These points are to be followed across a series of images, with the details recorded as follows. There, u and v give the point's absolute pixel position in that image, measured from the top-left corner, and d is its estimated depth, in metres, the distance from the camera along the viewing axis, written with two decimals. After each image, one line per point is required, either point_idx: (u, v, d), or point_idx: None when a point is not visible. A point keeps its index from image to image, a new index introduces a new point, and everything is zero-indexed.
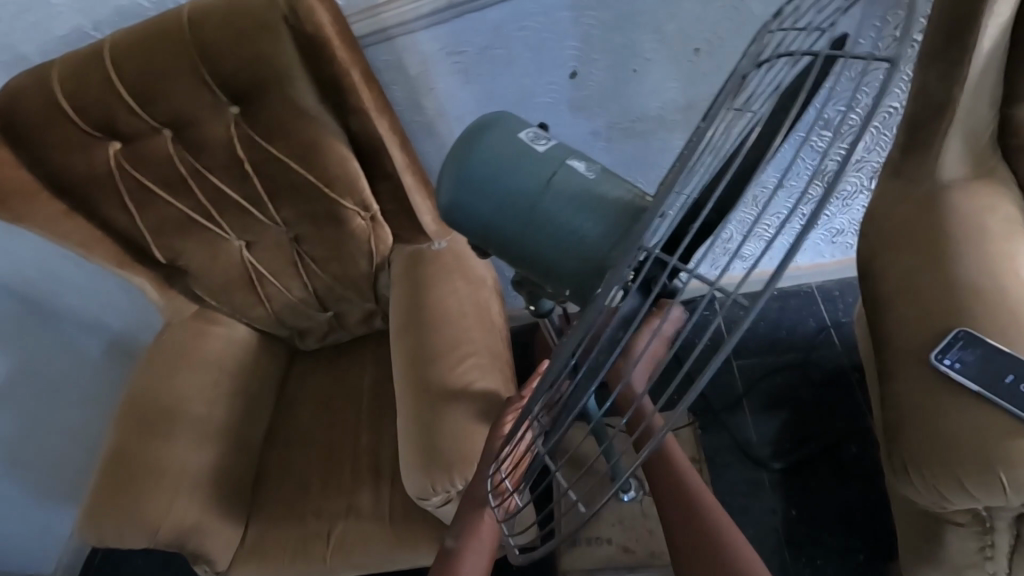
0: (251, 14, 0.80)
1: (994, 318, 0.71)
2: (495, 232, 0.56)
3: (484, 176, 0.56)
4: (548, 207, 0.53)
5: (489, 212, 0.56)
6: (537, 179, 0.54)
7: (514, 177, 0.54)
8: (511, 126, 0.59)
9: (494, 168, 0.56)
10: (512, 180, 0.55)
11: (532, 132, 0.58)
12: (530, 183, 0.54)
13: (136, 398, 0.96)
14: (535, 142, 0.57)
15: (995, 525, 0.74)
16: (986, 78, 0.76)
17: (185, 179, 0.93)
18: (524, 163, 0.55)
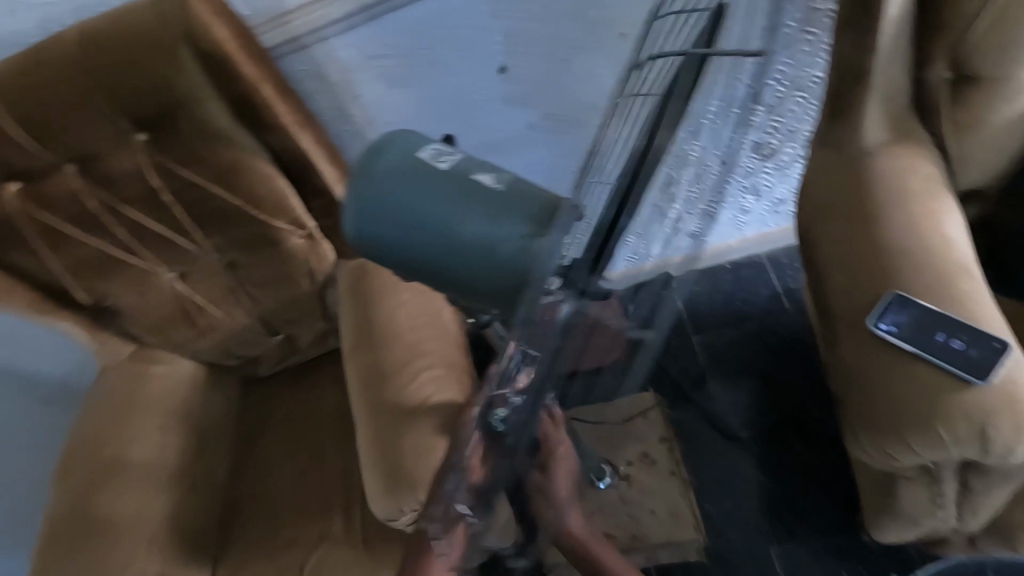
0: (140, 32, 0.76)
1: (928, 279, 0.69)
2: (412, 268, 0.50)
3: (385, 206, 0.48)
4: (463, 231, 0.45)
5: (402, 245, 0.48)
6: (444, 201, 0.46)
7: (416, 198, 0.47)
8: (408, 143, 0.50)
9: (396, 196, 0.48)
10: (415, 202, 0.47)
11: (432, 149, 0.49)
12: (434, 205, 0.46)
13: (86, 454, 1.00)
14: (438, 160, 0.48)
15: (942, 476, 0.72)
16: (898, 45, 0.74)
17: (98, 215, 0.90)
18: (428, 185, 0.47)
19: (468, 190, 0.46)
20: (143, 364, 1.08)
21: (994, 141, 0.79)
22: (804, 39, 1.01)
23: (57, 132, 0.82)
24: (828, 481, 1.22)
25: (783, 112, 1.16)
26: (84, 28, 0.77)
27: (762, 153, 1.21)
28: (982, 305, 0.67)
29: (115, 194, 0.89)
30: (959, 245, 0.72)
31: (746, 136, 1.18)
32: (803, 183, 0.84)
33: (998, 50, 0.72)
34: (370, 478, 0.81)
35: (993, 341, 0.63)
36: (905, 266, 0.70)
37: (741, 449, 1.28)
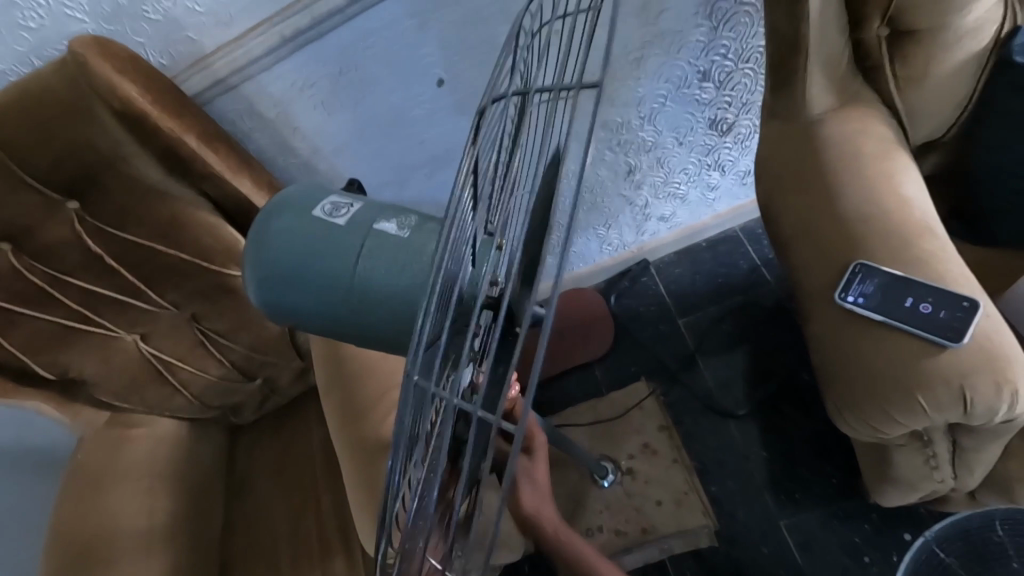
0: (55, 98, 0.74)
1: (888, 241, 0.68)
2: (325, 324, 0.51)
3: (287, 267, 0.49)
4: (366, 283, 0.47)
5: (309, 302, 0.49)
6: (343, 254, 0.47)
7: (321, 258, 0.48)
8: (308, 199, 0.52)
9: (296, 256, 0.49)
10: (321, 261, 0.48)
11: (330, 202, 0.50)
12: (341, 261, 0.47)
13: (65, 533, 0.94)
14: (336, 213, 0.50)
15: (932, 438, 0.70)
16: (830, 6, 0.72)
17: (44, 289, 0.87)
18: (326, 240, 0.48)
19: (375, 241, 0.47)
20: (121, 429, 1.03)
21: (945, 90, 0.77)
22: (741, 11, 0.99)
23: None
24: (827, 447, 1.21)
25: (733, 86, 1.12)
26: None
27: (718, 129, 1.20)
28: (948, 261, 0.66)
29: (58, 266, 0.86)
30: (917, 203, 0.71)
31: (700, 115, 1.15)
32: (757, 159, 0.83)
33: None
34: (360, 514, 0.79)
35: (964, 300, 0.61)
36: (865, 230, 0.69)
37: (740, 428, 1.27)
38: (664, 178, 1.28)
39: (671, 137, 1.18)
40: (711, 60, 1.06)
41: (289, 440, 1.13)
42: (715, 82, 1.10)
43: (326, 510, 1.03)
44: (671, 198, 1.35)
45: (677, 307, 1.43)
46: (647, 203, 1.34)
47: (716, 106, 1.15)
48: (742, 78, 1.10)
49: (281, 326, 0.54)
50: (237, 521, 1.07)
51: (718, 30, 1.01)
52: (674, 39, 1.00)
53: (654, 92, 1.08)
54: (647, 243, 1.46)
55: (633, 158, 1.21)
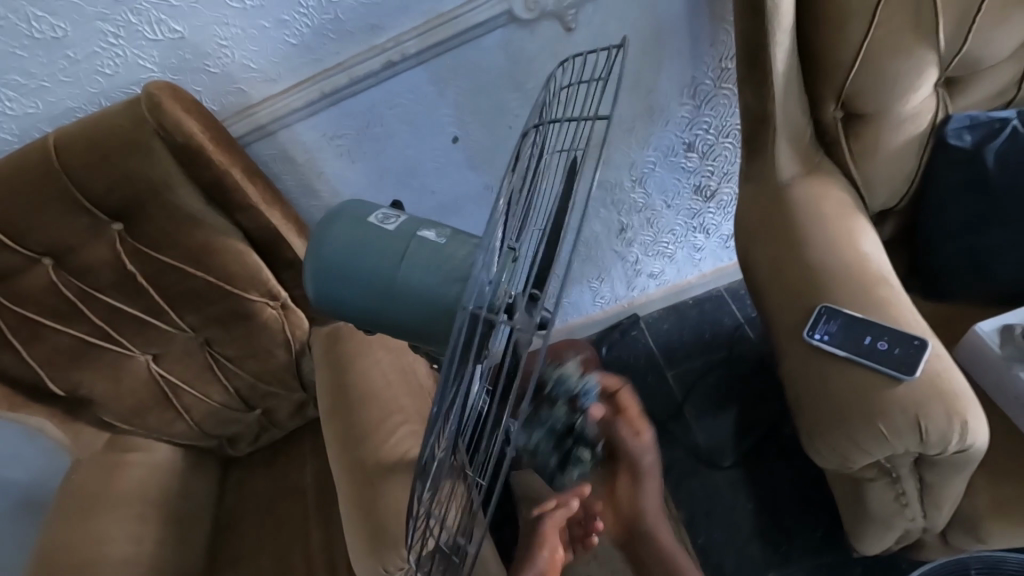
0: (116, 131, 0.83)
1: (850, 288, 0.76)
2: (364, 314, 0.61)
3: (340, 259, 0.60)
4: (404, 276, 0.57)
5: (352, 292, 0.60)
6: (388, 251, 0.58)
7: (370, 256, 0.59)
8: (361, 210, 0.63)
9: (350, 250, 0.60)
10: (369, 259, 0.59)
11: (381, 213, 0.62)
12: (384, 259, 0.58)
13: (49, 555, 0.93)
14: (386, 221, 0.61)
15: (900, 474, 0.76)
16: (793, 89, 0.85)
17: (74, 304, 0.93)
18: (376, 241, 0.59)
19: (414, 243, 0.58)
20: (117, 453, 1.04)
21: (892, 164, 0.90)
22: (721, 93, 1.14)
23: (33, 229, 0.86)
24: (808, 498, 1.23)
25: (715, 157, 1.25)
26: (61, 132, 0.83)
27: (702, 195, 1.32)
28: (902, 308, 0.75)
29: (90, 283, 0.93)
30: (875, 258, 0.80)
31: (686, 181, 1.28)
32: (736, 218, 0.93)
33: (876, 89, 0.84)
34: (352, 536, 0.79)
35: (914, 339, 0.69)
36: (831, 280, 0.77)
37: (726, 478, 1.30)
38: (653, 237, 1.39)
39: (660, 200, 1.30)
40: (695, 133, 1.19)
41: (282, 473, 1.13)
42: (699, 152, 1.23)
43: (315, 545, 1.01)
44: (660, 255, 1.45)
45: (664, 359, 1.50)
46: (638, 259, 1.44)
47: (700, 174, 1.27)
48: (722, 151, 1.24)
49: (327, 316, 0.65)
50: (223, 555, 1.05)
51: (700, 107, 1.15)
52: (663, 112, 1.14)
53: (645, 157, 1.21)
54: (637, 298, 1.55)
55: (625, 217, 1.32)
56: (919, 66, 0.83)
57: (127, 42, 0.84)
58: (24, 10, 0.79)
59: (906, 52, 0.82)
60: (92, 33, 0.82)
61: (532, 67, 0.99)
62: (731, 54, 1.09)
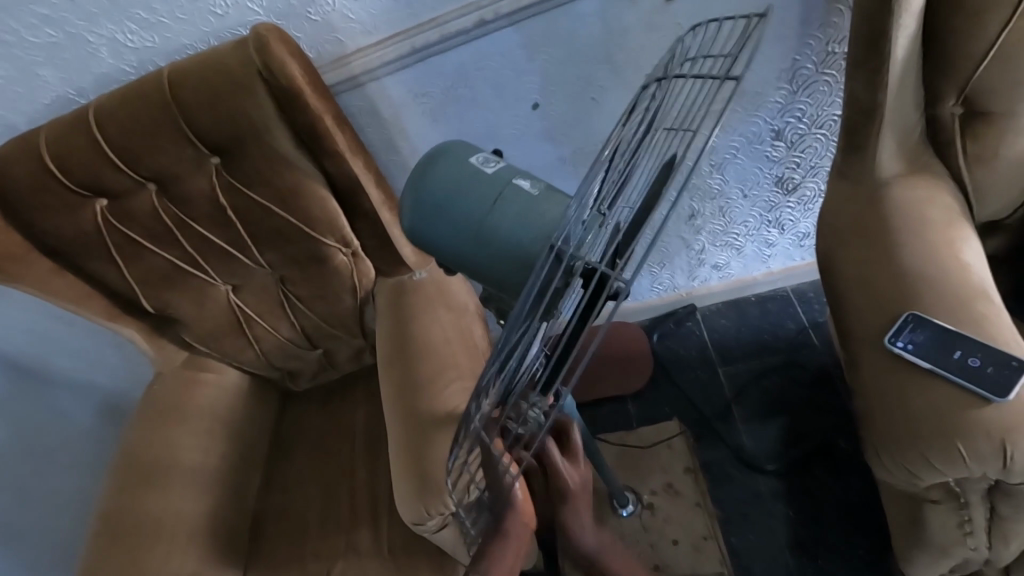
0: (223, 69, 0.87)
1: (942, 297, 0.72)
2: (451, 251, 0.67)
3: (437, 196, 0.66)
4: (495, 217, 0.62)
5: (445, 229, 0.66)
6: (485, 195, 0.64)
7: (466, 197, 0.65)
8: (465, 152, 0.70)
9: (448, 186, 0.66)
10: (465, 200, 0.65)
11: (483, 157, 0.68)
12: (479, 202, 0.64)
13: (131, 454, 1.04)
14: (487, 165, 0.67)
15: (970, 500, 0.71)
16: (910, 79, 0.78)
17: (171, 229, 1.01)
18: (478, 182, 0.65)
19: (509, 190, 0.63)
20: (193, 372, 1.14)
21: (1013, 173, 0.82)
22: (822, 79, 1.07)
23: (143, 157, 0.94)
24: (854, 515, 1.19)
25: (804, 149, 1.18)
26: (175, 67, 0.89)
27: (783, 188, 1.25)
28: (1003, 328, 0.69)
29: (188, 212, 1.00)
30: (978, 270, 0.74)
31: (768, 172, 1.22)
32: (823, 214, 0.88)
33: (1008, 87, 0.77)
34: (400, 479, 0.83)
35: (1013, 359, 0.64)
36: (923, 288, 0.73)
37: (768, 483, 1.26)
38: (723, 227, 1.34)
39: (736, 189, 1.25)
40: (787, 121, 1.13)
41: (334, 413, 1.16)
42: (787, 142, 1.16)
43: (359, 482, 1.03)
44: (728, 247, 1.40)
45: (717, 354, 1.46)
46: (704, 249, 1.39)
47: (784, 165, 1.21)
48: (813, 143, 1.16)
49: (414, 248, 0.71)
50: (274, 481, 1.10)
51: (797, 93, 1.08)
52: (755, 96, 1.08)
53: (726, 142, 1.16)
54: (696, 288, 1.51)
55: (697, 203, 1.28)
56: None
57: None
58: None
59: None
60: None
61: (626, 38, 0.96)
62: (841, 37, 1.01)
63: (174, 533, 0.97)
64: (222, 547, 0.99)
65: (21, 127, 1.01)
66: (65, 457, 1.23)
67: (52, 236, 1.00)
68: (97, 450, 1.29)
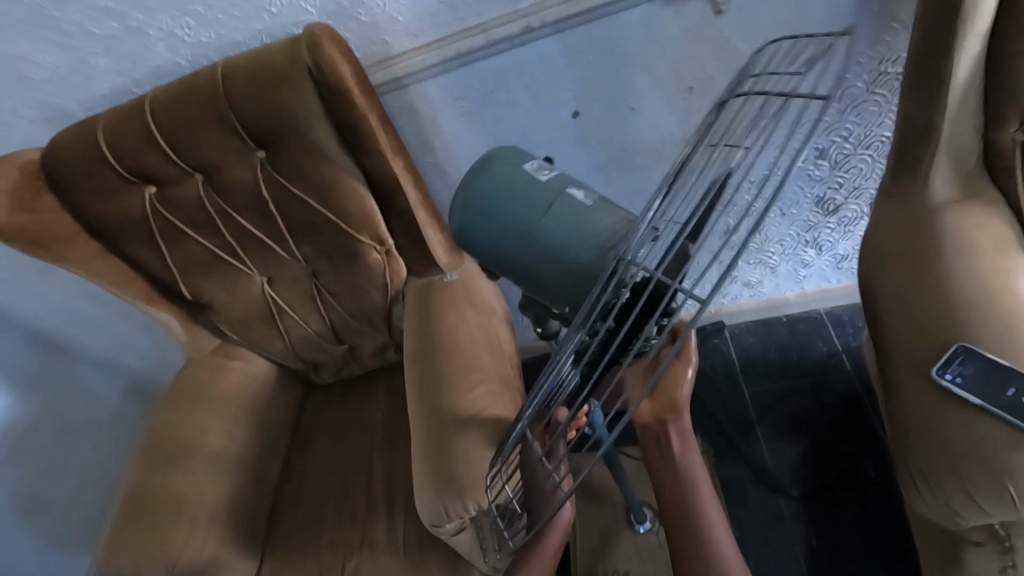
0: (273, 66, 0.89)
1: (994, 330, 0.69)
2: (497, 253, 0.67)
3: (488, 198, 0.67)
4: (544, 223, 0.63)
5: (493, 230, 0.66)
6: (536, 200, 0.65)
7: (518, 201, 0.65)
8: (519, 158, 0.70)
9: (500, 190, 0.67)
10: (516, 203, 0.65)
11: (537, 164, 0.69)
12: (530, 207, 0.64)
13: (160, 433, 1.06)
14: (540, 172, 0.68)
15: (1015, 544, 0.68)
16: (969, 102, 0.75)
17: (212, 218, 1.04)
18: (530, 187, 0.66)
19: (562, 197, 0.64)
20: (222, 358, 1.16)
21: None
22: (871, 99, 1.04)
23: (192, 147, 0.97)
24: (883, 547, 1.14)
25: (848, 169, 1.15)
26: (227, 62, 0.92)
27: (823, 208, 1.22)
28: None
29: (229, 202, 1.03)
30: None
31: (808, 190, 1.19)
32: (867, 236, 0.85)
33: None
34: (421, 479, 0.83)
35: None
36: (973, 320, 0.70)
37: (791, 509, 1.22)
38: (759, 244, 1.31)
39: (774, 206, 1.22)
40: (832, 140, 1.10)
41: (357, 407, 1.17)
42: (830, 161, 1.13)
43: (377, 477, 1.03)
44: (761, 265, 1.37)
45: (743, 372, 1.43)
46: (736, 265, 1.37)
47: (826, 185, 1.18)
48: (858, 163, 1.13)
49: (459, 249, 0.72)
50: (294, 469, 1.12)
51: (845, 112, 1.05)
52: None
53: None
54: (726, 306, 1.48)
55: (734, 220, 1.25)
56: None
57: None
58: None
59: None
60: None
61: (673, 49, 0.95)
62: (896, 57, 0.98)
63: (195, 515, 0.99)
64: (241, 530, 1.01)
65: (78, 114, 1.06)
66: (91, 434, 1.28)
67: (101, 219, 1.03)
68: (124, 425, 1.35)
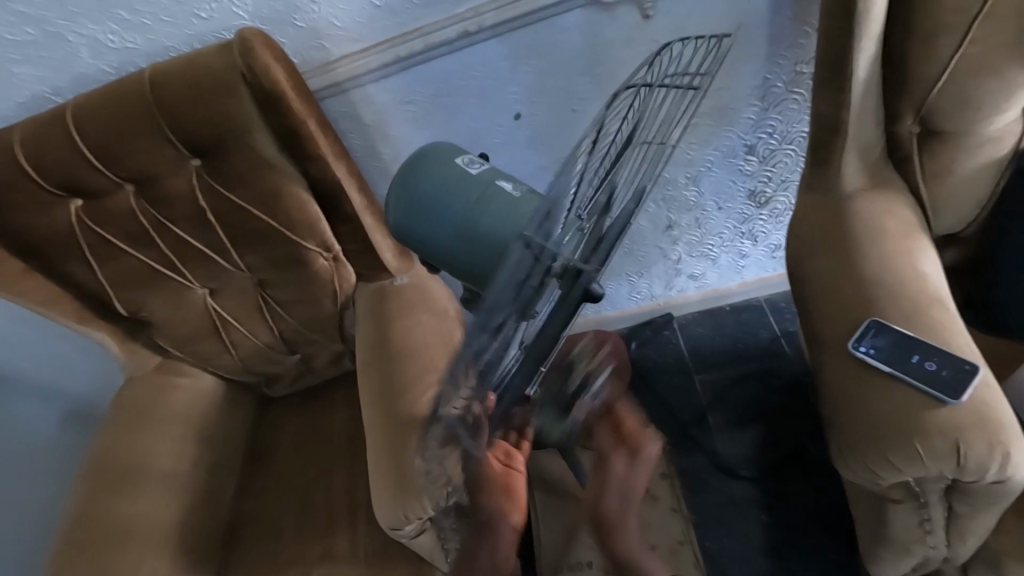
0: (209, 73, 0.88)
1: (903, 305, 0.75)
2: (437, 249, 0.68)
3: (423, 196, 0.68)
4: (479, 216, 0.64)
5: (432, 227, 0.68)
6: (471, 195, 0.66)
7: (452, 197, 0.67)
8: (450, 155, 0.71)
9: (432, 189, 0.68)
10: (452, 199, 0.67)
11: (468, 158, 0.71)
12: (466, 202, 0.66)
13: (101, 457, 1.02)
14: (471, 169, 0.69)
15: (928, 500, 0.74)
16: (871, 99, 0.83)
17: (148, 231, 1.00)
18: (463, 183, 0.67)
19: (495, 191, 0.65)
20: (167, 377, 1.12)
21: (965, 189, 0.87)
22: (791, 98, 1.11)
23: (121, 156, 0.93)
24: (825, 517, 1.21)
25: (775, 164, 1.22)
26: (157, 69, 0.89)
27: (756, 201, 1.30)
28: (955, 333, 0.73)
29: (166, 213, 0.99)
30: (934, 280, 0.78)
31: (741, 185, 1.26)
32: (793, 224, 0.91)
33: (959, 109, 0.82)
34: (379, 484, 0.82)
35: (965, 364, 0.68)
36: (885, 297, 0.76)
37: (741, 488, 1.28)
38: (699, 238, 1.38)
39: (711, 201, 1.29)
40: (758, 136, 1.17)
41: (312, 417, 1.15)
42: (759, 157, 1.21)
43: (336, 487, 1.02)
44: (703, 258, 1.44)
45: (693, 361, 1.50)
46: (680, 258, 1.43)
47: (757, 179, 1.25)
48: (784, 157, 1.21)
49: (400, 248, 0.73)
50: (248, 487, 1.08)
51: (768, 110, 1.13)
52: (728, 111, 1.12)
53: (702, 155, 1.19)
54: (674, 298, 1.54)
55: (674, 214, 1.31)
56: (1010, 87, 0.80)
57: None
58: None
59: (999, 73, 0.79)
60: None
61: (609, 53, 0.99)
62: (809, 58, 1.06)
63: (143, 540, 0.95)
64: (194, 551, 0.97)
65: None
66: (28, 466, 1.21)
67: (24, 235, 0.98)
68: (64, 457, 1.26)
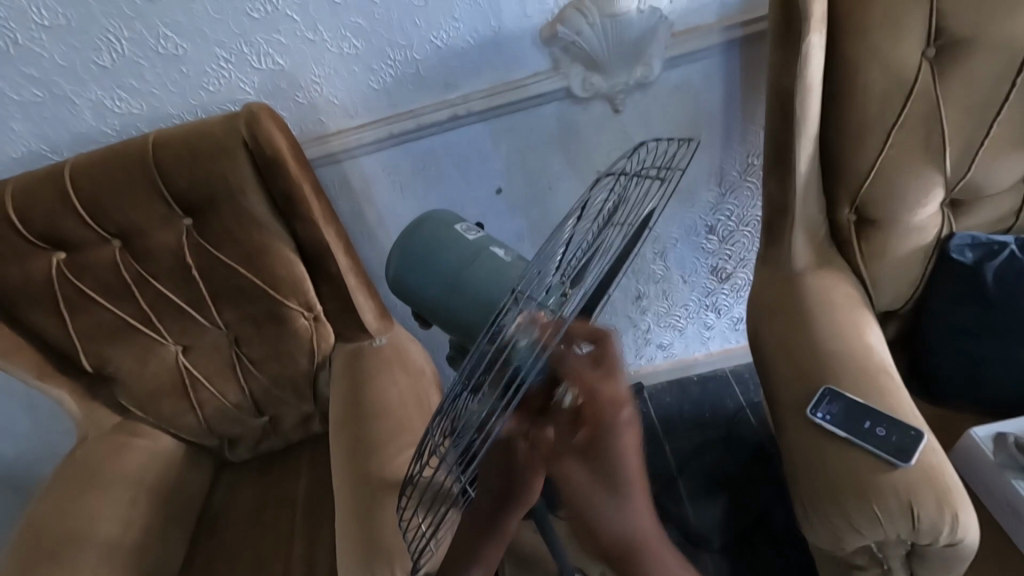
0: (211, 138, 0.93)
1: (853, 374, 0.81)
2: (430, 304, 0.73)
3: (420, 254, 0.73)
4: (469, 276, 0.69)
5: (427, 283, 0.72)
6: (464, 256, 0.71)
7: (447, 257, 0.72)
8: (449, 218, 0.76)
9: (430, 247, 0.73)
10: (446, 259, 0.72)
11: (465, 225, 0.75)
12: (458, 262, 0.71)
13: (39, 524, 0.95)
14: (467, 232, 0.74)
15: (891, 566, 0.77)
16: (812, 189, 0.94)
17: (128, 284, 1.00)
18: (457, 244, 0.72)
19: (488, 254, 0.70)
20: (123, 437, 1.07)
21: (899, 269, 0.97)
22: (745, 184, 1.23)
23: (112, 212, 0.95)
24: None
25: (733, 243, 1.33)
26: (161, 131, 0.94)
27: (717, 276, 1.39)
28: (902, 400, 0.79)
29: (148, 268, 1.00)
30: (878, 351, 0.85)
31: (704, 261, 1.36)
32: (751, 298, 0.99)
33: (887, 201, 0.93)
34: (345, 550, 0.79)
35: (912, 429, 0.73)
36: (835, 366, 0.82)
37: (713, 562, 1.27)
38: (666, 308, 1.45)
39: (677, 274, 1.37)
40: (718, 217, 1.28)
41: (275, 483, 1.10)
42: (719, 236, 1.31)
43: (295, 561, 0.96)
44: (670, 328, 1.51)
45: (663, 431, 1.52)
46: (649, 328, 1.49)
47: (718, 256, 1.35)
48: (741, 237, 1.32)
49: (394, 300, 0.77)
50: (197, 561, 1.01)
51: (725, 195, 1.25)
52: (689, 195, 1.24)
53: (668, 232, 1.29)
54: (643, 366, 1.59)
55: (643, 285, 1.39)
56: (927, 184, 0.92)
57: (234, 66, 0.96)
58: (156, 29, 0.91)
59: (918, 173, 0.92)
60: (207, 56, 0.94)
61: (583, 141, 1.10)
62: (758, 152, 1.19)
63: None
64: None
65: None
66: None
67: None
68: None
